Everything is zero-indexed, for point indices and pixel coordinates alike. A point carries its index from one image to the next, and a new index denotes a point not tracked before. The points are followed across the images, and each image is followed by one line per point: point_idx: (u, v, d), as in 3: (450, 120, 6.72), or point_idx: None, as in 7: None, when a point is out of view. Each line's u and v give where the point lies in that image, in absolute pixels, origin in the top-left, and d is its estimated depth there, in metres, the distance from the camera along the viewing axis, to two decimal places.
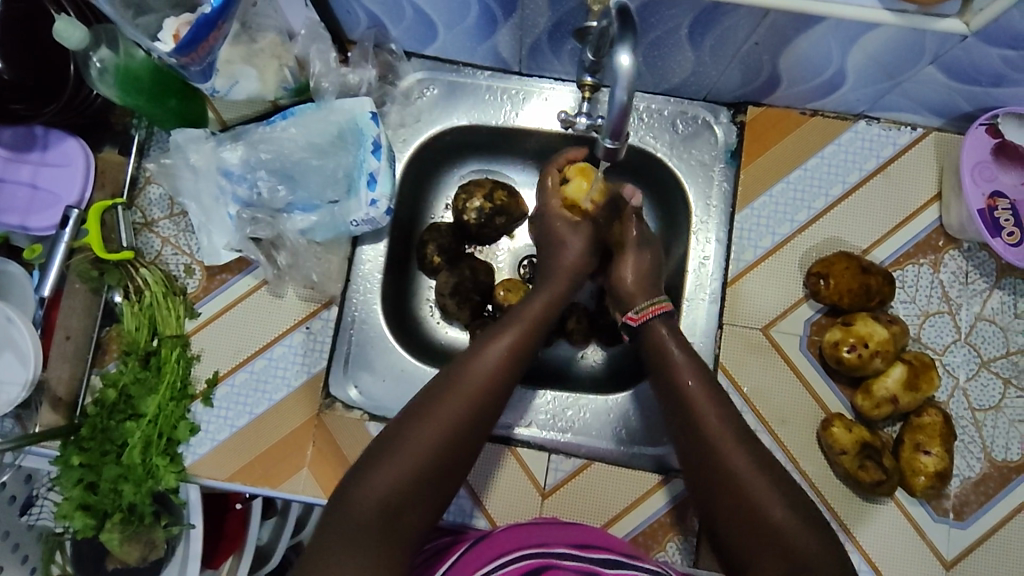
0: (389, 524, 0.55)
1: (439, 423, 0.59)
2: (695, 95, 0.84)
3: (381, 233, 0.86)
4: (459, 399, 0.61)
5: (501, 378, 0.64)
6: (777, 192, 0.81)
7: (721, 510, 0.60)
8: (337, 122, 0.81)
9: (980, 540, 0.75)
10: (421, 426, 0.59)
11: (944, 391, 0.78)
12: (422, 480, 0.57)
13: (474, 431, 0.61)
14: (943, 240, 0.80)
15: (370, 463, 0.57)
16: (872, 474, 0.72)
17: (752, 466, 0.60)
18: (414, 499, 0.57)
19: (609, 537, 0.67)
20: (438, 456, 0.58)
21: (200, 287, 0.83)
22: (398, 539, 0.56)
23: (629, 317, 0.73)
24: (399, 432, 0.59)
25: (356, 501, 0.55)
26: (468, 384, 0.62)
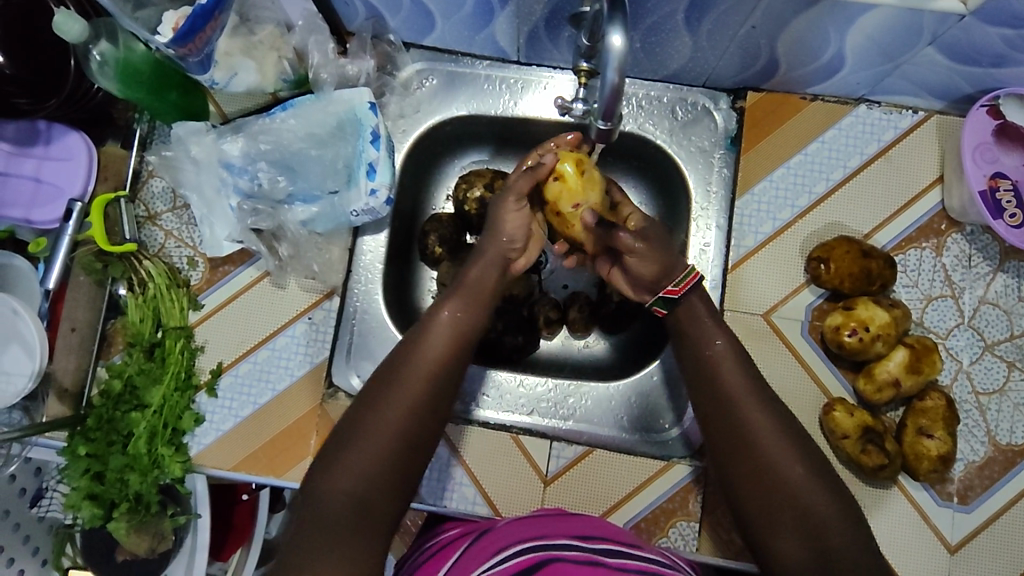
0: (362, 513, 0.56)
1: (395, 405, 0.59)
2: (694, 81, 0.83)
3: (382, 224, 0.87)
4: (412, 380, 0.61)
5: (453, 353, 0.64)
6: (777, 177, 0.81)
7: (752, 505, 0.60)
8: (336, 113, 0.81)
9: (985, 524, 0.75)
10: (377, 409, 0.59)
11: (947, 374, 0.77)
12: (391, 464, 0.58)
13: (432, 407, 0.61)
14: (945, 224, 0.79)
15: (336, 454, 0.58)
16: (874, 458, 0.72)
17: (781, 442, 0.60)
18: (381, 483, 0.57)
19: (611, 528, 0.67)
20: (401, 438, 0.59)
21: (203, 279, 0.83)
22: (372, 524, 0.56)
23: (670, 288, 0.69)
24: (357, 420, 0.59)
25: (325, 493, 0.56)
26: (420, 361, 0.62)
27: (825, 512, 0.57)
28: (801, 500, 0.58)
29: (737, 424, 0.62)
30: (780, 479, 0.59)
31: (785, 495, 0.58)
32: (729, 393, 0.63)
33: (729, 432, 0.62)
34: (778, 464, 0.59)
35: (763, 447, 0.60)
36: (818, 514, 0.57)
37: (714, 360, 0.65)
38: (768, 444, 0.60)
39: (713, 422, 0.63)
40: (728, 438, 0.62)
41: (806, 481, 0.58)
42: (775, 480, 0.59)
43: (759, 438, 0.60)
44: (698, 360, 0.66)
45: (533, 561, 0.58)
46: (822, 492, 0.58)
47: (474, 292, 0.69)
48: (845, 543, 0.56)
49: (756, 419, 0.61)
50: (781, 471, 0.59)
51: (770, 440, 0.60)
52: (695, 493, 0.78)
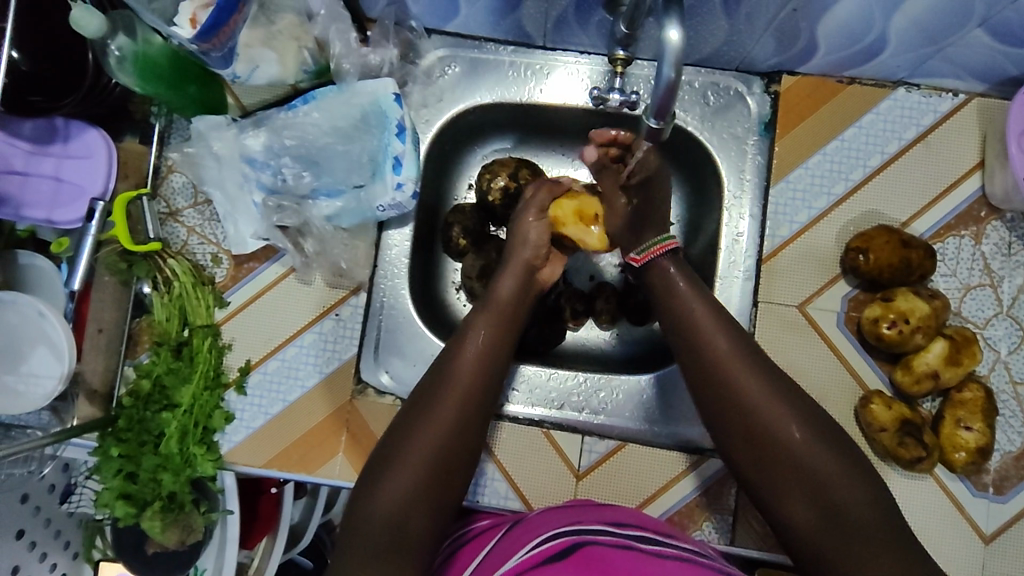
0: (407, 530, 0.56)
1: (433, 426, 0.60)
2: (726, 65, 0.81)
3: (407, 217, 0.85)
4: (453, 395, 0.62)
5: (487, 370, 0.64)
6: (813, 165, 0.79)
7: (785, 496, 0.56)
8: (360, 104, 0.78)
9: (1020, 514, 0.74)
10: (412, 432, 0.59)
11: (985, 364, 0.76)
12: (430, 489, 0.57)
13: (475, 423, 0.62)
14: (985, 211, 0.78)
15: (378, 472, 0.58)
16: (912, 452, 0.70)
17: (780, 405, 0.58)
18: (429, 498, 0.57)
19: (645, 516, 0.66)
20: (441, 460, 0.59)
21: (228, 277, 0.82)
22: (418, 537, 0.56)
23: (632, 257, 0.71)
24: (396, 442, 0.59)
25: (371, 508, 0.56)
26: (461, 377, 0.63)
27: (848, 497, 0.54)
28: (826, 488, 0.54)
29: (743, 408, 0.59)
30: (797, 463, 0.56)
31: (792, 466, 0.56)
32: (733, 389, 0.60)
33: (740, 428, 0.59)
34: (803, 455, 0.56)
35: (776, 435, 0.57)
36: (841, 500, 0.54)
37: (694, 318, 0.64)
38: (777, 419, 0.58)
39: (720, 420, 0.60)
40: (734, 430, 0.59)
41: (826, 463, 0.55)
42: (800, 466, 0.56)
43: (772, 432, 0.57)
44: (694, 356, 0.62)
45: (570, 546, 0.57)
46: (843, 477, 0.55)
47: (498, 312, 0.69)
48: (856, 504, 0.54)
49: (765, 404, 0.58)
50: (804, 460, 0.56)
51: (766, 400, 0.58)
52: (728, 485, 0.78)
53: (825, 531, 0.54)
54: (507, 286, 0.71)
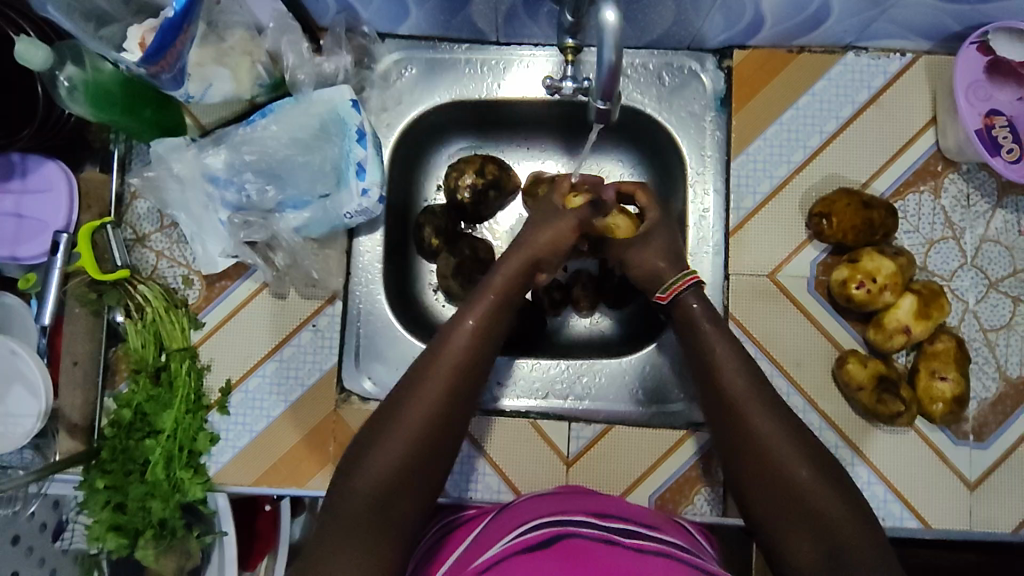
0: (383, 515, 0.57)
1: (415, 413, 0.60)
2: (678, 45, 0.82)
3: (376, 223, 0.84)
4: (437, 382, 0.62)
5: (471, 358, 0.64)
6: (771, 135, 0.80)
7: (756, 492, 0.60)
8: (318, 114, 0.78)
9: (1002, 459, 0.75)
10: (395, 419, 0.60)
11: (954, 316, 0.77)
12: (408, 476, 0.58)
13: (458, 410, 0.62)
14: (941, 165, 0.79)
15: (359, 457, 0.59)
16: (890, 407, 0.72)
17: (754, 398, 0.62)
18: (407, 484, 0.58)
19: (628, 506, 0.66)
20: (426, 440, 0.60)
21: (201, 297, 0.82)
22: (393, 523, 0.57)
23: (658, 296, 0.73)
24: (383, 422, 0.60)
25: (349, 493, 0.57)
26: (447, 364, 0.63)
27: (842, 522, 0.56)
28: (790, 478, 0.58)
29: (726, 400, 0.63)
30: (797, 493, 0.58)
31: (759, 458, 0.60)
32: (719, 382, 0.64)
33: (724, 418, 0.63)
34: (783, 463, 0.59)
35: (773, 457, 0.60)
36: (836, 524, 0.56)
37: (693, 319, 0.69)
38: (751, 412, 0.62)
39: (727, 448, 0.63)
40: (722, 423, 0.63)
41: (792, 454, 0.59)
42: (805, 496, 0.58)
43: (778, 459, 0.59)
44: (714, 392, 0.65)
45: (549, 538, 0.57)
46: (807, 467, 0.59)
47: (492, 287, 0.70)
48: (817, 494, 0.57)
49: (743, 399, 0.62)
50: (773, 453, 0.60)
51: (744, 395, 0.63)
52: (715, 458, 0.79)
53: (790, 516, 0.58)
54: (501, 272, 0.71)
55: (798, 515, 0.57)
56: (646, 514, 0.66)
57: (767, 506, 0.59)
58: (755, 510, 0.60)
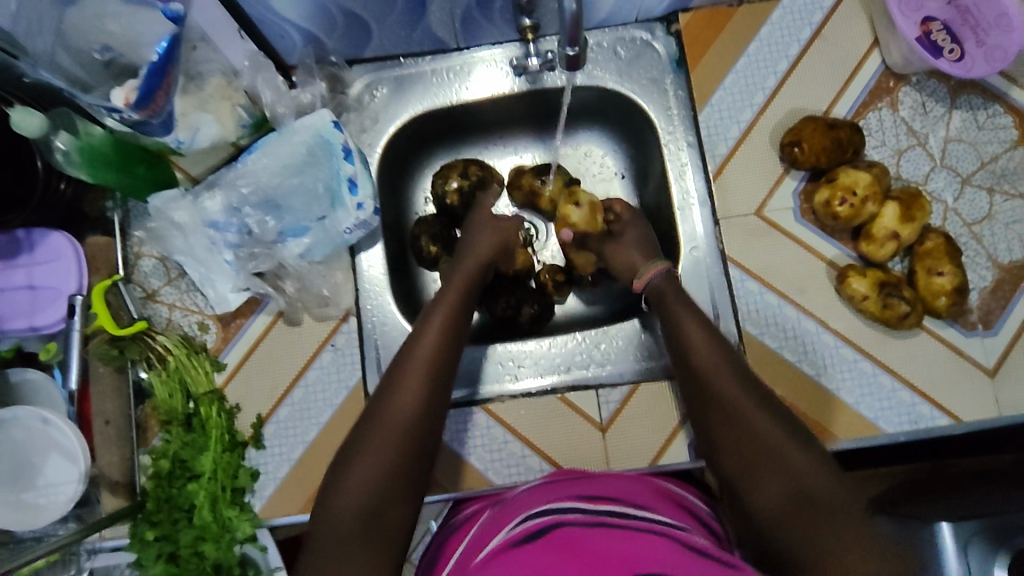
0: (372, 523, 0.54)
1: (394, 415, 0.58)
2: (626, 20, 0.88)
3: (375, 236, 0.87)
4: (410, 381, 0.61)
5: (444, 354, 0.64)
6: (730, 84, 0.85)
7: (730, 448, 0.56)
8: (303, 141, 0.81)
9: (1013, 342, 0.77)
10: (373, 425, 0.58)
11: (937, 216, 0.80)
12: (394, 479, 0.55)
13: (437, 406, 0.60)
14: (893, 81, 0.84)
15: (342, 467, 0.56)
16: (896, 310, 0.75)
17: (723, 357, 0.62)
18: (394, 488, 0.55)
19: (625, 489, 0.62)
20: (406, 445, 0.57)
21: (220, 339, 0.84)
22: (384, 532, 0.54)
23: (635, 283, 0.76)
24: (361, 432, 0.58)
25: (334, 508, 0.54)
26: (420, 362, 0.62)
27: (811, 477, 0.52)
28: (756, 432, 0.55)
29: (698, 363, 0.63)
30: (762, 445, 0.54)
31: (730, 411, 0.58)
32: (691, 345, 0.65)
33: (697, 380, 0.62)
34: (748, 418, 0.57)
35: (734, 411, 0.58)
36: (805, 478, 0.52)
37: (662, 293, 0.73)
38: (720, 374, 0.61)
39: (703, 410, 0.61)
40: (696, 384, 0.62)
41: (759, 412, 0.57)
42: (757, 438, 0.55)
43: (747, 415, 0.57)
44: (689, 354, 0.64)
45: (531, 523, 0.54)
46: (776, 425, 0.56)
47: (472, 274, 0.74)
48: (784, 448, 0.54)
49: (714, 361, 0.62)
50: (735, 404, 0.58)
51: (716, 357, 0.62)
52: None
53: (758, 467, 0.54)
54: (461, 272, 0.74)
55: (765, 468, 0.53)
56: (643, 495, 0.64)
57: (737, 461, 0.55)
58: (728, 472, 0.56)
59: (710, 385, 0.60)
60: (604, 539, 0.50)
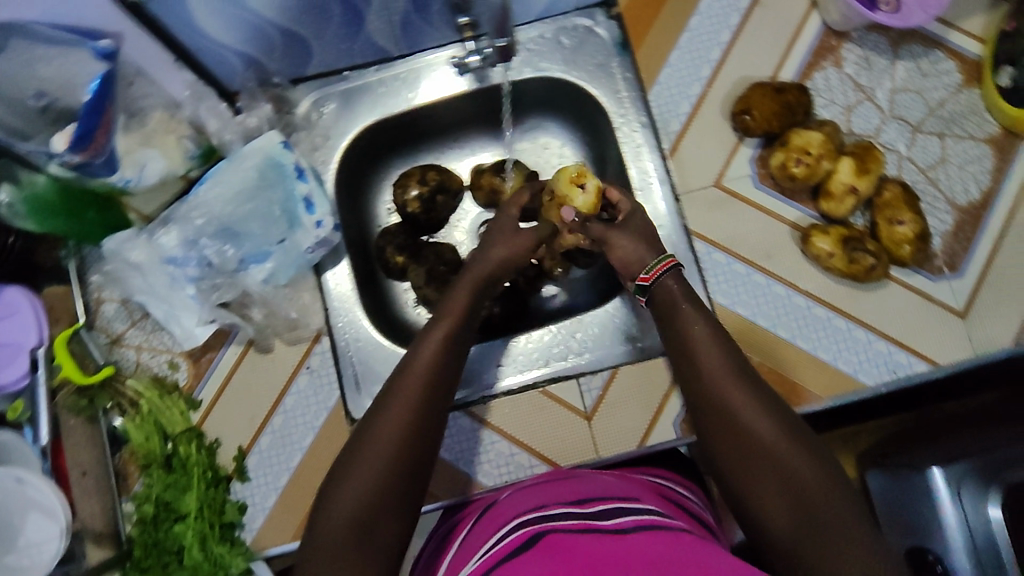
0: (367, 535, 0.51)
1: (389, 429, 0.55)
2: (565, 8, 0.88)
3: (339, 252, 0.85)
4: (407, 393, 0.57)
5: (445, 364, 0.60)
6: (676, 60, 0.86)
7: (727, 452, 0.53)
8: (253, 165, 0.80)
9: (980, 280, 0.78)
10: (366, 440, 0.54)
11: (892, 166, 0.81)
12: (388, 495, 0.52)
13: (435, 419, 0.57)
14: (834, 39, 0.84)
15: (332, 484, 0.53)
16: (863, 263, 0.75)
17: (716, 349, 0.58)
18: (388, 504, 0.52)
19: (610, 488, 0.62)
20: (397, 466, 0.53)
21: (192, 376, 0.82)
22: (377, 551, 0.51)
23: (640, 277, 0.68)
24: (354, 446, 0.55)
25: (325, 526, 0.51)
26: (418, 373, 0.58)
27: (817, 487, 0.48)
28: (757, 437, 0.51)
29: (688, 353, 0.59)
30: (763, 449, 0.50)
31: (724, 413, 0.54)
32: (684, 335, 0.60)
33: (687, 374, 0.58)
34: (743, 419, 0.52)
35: (729, 410, 0.53)
36: (809, 488, 0.48)
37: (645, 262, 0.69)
38: (711, 369, 0.56)
39: (695, 407, 0.57)
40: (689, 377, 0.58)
41: (758, 413, 0.52)
42: (767, 452, 0.50)
43: (742, 418, 0.52)
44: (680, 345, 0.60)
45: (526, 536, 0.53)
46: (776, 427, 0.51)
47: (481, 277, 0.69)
48: (787, 453, 0.50)
49: (705, 353, 0.57)
50: (730, 406, 0.53)
51: (705, 349, 0.58)
52: None
53: (758, 475, 0.50)
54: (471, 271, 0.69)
55: (772, 477, 0.49)
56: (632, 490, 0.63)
57: (737, 466, 0.52)
58: (729, 476, 0.52)
59: (705, 381, 0.56)
60: (596, 541, 0.49)
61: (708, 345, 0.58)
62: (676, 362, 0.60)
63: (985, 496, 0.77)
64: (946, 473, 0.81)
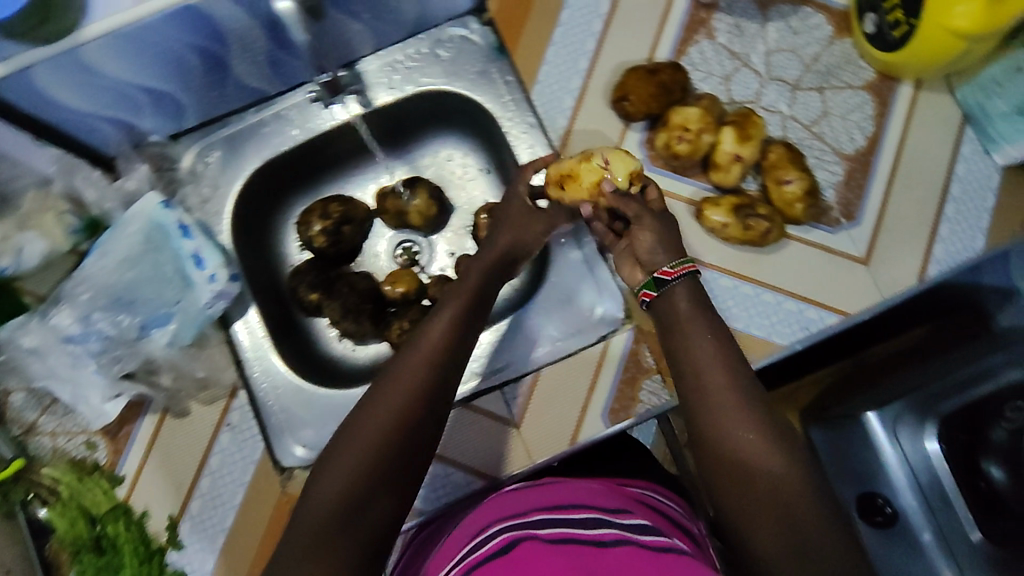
0: (353, 518, 0.46)
1: (390, 404, 0.50)
2: (437, 21, 0.86)
3: (244, 300, 0.82)
4: (412, 370, 0.52)
5: (454, 345, 0.55)
6: (552, 57, 0.85)
7: (740, 503, 0.47)
8: (137, 229, 0.77)
9: (877, 225, 0.78)
10: (363, 417, 0.50)
11: (776, 127, 0.81)
12: (380, 478, 0.48)
13: (441, 401, 0.52)
14: (704, 11, 0.84)
15: (323, 463, 0.49)
16: (759, 228, 0.75)
17: (726, 381, 0.52)
18: (379, 487, 0.48)
19: (585, 491, 0.58)
20: (390, 455, 0.48)
21: (111, 452, 0.80)
22: (358, 539, 0.46)
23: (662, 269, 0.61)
24: (351, 422, 0.51)
25: (311, 503, 0.47)
26: (422, 353, 0.54)
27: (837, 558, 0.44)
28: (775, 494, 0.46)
29: (696, 379, 0.53)
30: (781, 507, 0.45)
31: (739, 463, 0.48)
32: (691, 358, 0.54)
33: (694, 408, 0.52)
34: (759, 470, 0.47)
35: (743, 458, 0.48)
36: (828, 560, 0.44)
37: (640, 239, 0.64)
38: (723, 406, 0.50)
39: (699, 447, 0.51)
40: (693, 407, 0.52)
41: (777, 465, 0.47)
42: (788, 513, 0.45)
43: (759, 471, 0.47)
44: (687, 366, 0.54)
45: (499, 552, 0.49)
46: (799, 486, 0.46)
47: (492, 263, 0.65)
48: (809, 516, 0.45)
49: (714, 386, 0.52)
50: (746, 456, 0.48)
51: (714, 380, 0.52)
52: (642, 352, 0.80)
53: (777, 537, 0.45)
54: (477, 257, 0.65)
55: (788, 541, 0.45)
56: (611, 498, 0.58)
57: (750, 519, 0.46)
58: (739, 530, 0.47)
59: (711, 416, 0.50)
60: (569, 561, 0.46)
61: (717, 364, 0.53)
62: (676, 377, 0.54)
63: (922, 432, 0.83)
64: (880, 414, 0.86)
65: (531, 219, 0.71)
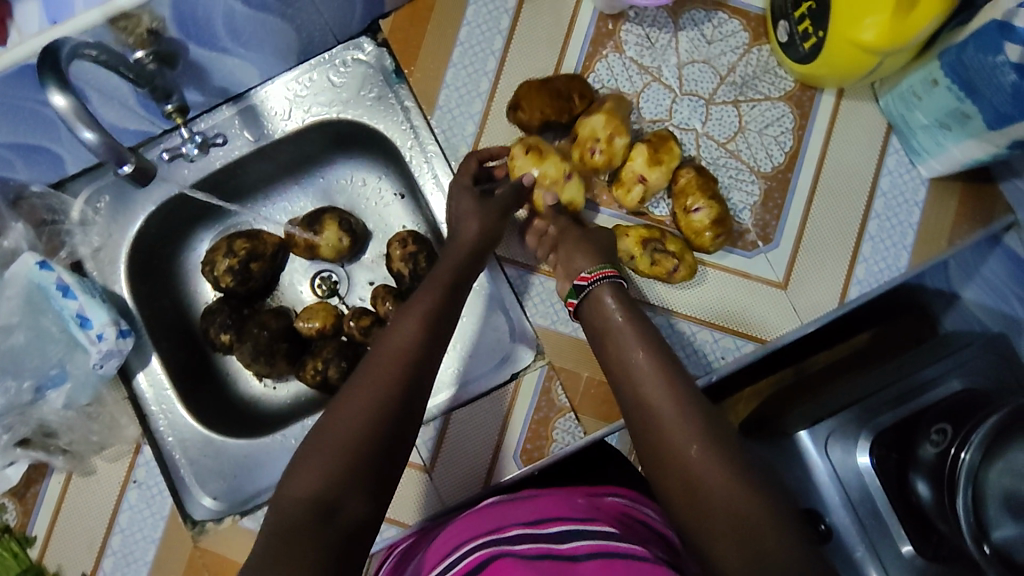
0: (333, 513, 0.45)
1: (368, 399, 0.49)
2: (327, 45, 0.80)
3: (144, 350, 0.81)
4: (388, 366, 0.52)
5: (429, 343, 0.54)
6: (451, 79, 0.79)
7: (695, 517, 0.46)
8: (17, 292, 0.75)
9: (797, 247, 0.74)
10: (339, 413, 0.49)
11: (689, 145, 0.76)
12: (358, 474, 0.46)
13: (419, 397, 0.51)
14: (611, 23, 0.78)
15: (297, 463, 0.48)
16: (666, 262, 0.70)
17: (669, 391, 0.52)
18: (357, 483, 0.46)
19: (558, 505, 0.56)
20: (360, 459, 0.47)
21: (21, 514, 0.79)
22: (338, 533, 0.44)
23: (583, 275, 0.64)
24: (326, 420, 0.49)
25: (289, 499, 0.45)
26: (396, 351, 0.53)
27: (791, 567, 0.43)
28: (725, 505, 0.45)
29: (639, 394, 0.53)
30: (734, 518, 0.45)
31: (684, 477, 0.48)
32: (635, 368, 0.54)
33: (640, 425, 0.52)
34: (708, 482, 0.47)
35: (688, 470, 0.48)
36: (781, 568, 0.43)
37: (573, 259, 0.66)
38: (667, 416, 0.50)
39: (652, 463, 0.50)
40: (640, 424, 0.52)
41: (720, 474, 0.47)
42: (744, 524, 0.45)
43: (708, 482, 0.47)
44: (627, 379, 0.54)
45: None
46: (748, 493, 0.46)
47: (462, 259, 0.64)
48: (763, 524, 0.44)
49: (658, 397, 0.52)
50: (695, 468, 0.47)
51: (656, 388, 0.52)
52: (556, 388, 0.77)
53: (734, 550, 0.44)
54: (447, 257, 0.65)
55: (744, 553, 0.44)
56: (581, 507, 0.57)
57: (706, 533, 0.46)
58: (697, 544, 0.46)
59: (656, 428, 0.51)
60: None
61: (654, 371, 0.53)
62: (623, 389, 0.55)
63: (855, 446, 0.75)
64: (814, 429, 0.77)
65: (491, 212, 0.69)
